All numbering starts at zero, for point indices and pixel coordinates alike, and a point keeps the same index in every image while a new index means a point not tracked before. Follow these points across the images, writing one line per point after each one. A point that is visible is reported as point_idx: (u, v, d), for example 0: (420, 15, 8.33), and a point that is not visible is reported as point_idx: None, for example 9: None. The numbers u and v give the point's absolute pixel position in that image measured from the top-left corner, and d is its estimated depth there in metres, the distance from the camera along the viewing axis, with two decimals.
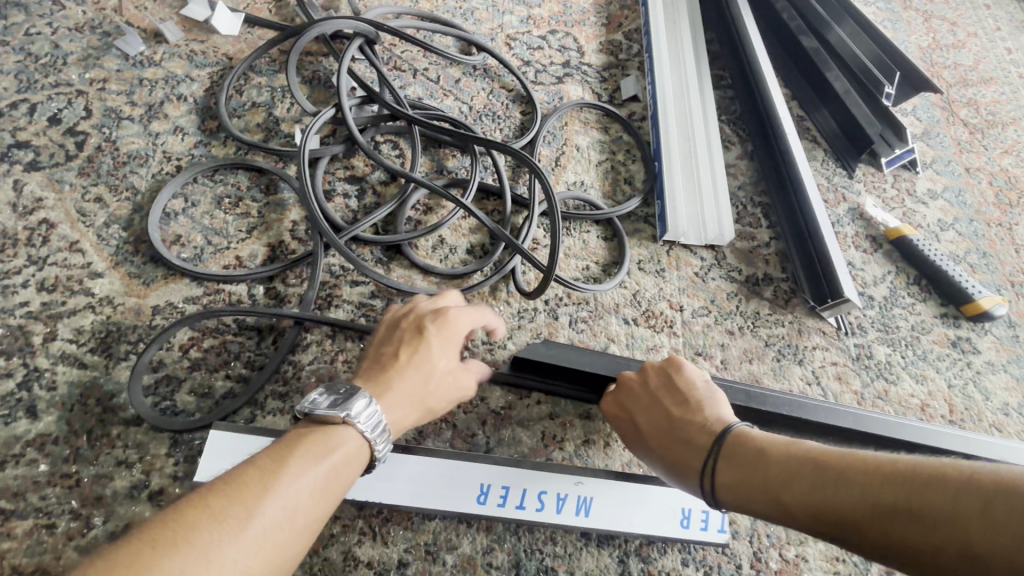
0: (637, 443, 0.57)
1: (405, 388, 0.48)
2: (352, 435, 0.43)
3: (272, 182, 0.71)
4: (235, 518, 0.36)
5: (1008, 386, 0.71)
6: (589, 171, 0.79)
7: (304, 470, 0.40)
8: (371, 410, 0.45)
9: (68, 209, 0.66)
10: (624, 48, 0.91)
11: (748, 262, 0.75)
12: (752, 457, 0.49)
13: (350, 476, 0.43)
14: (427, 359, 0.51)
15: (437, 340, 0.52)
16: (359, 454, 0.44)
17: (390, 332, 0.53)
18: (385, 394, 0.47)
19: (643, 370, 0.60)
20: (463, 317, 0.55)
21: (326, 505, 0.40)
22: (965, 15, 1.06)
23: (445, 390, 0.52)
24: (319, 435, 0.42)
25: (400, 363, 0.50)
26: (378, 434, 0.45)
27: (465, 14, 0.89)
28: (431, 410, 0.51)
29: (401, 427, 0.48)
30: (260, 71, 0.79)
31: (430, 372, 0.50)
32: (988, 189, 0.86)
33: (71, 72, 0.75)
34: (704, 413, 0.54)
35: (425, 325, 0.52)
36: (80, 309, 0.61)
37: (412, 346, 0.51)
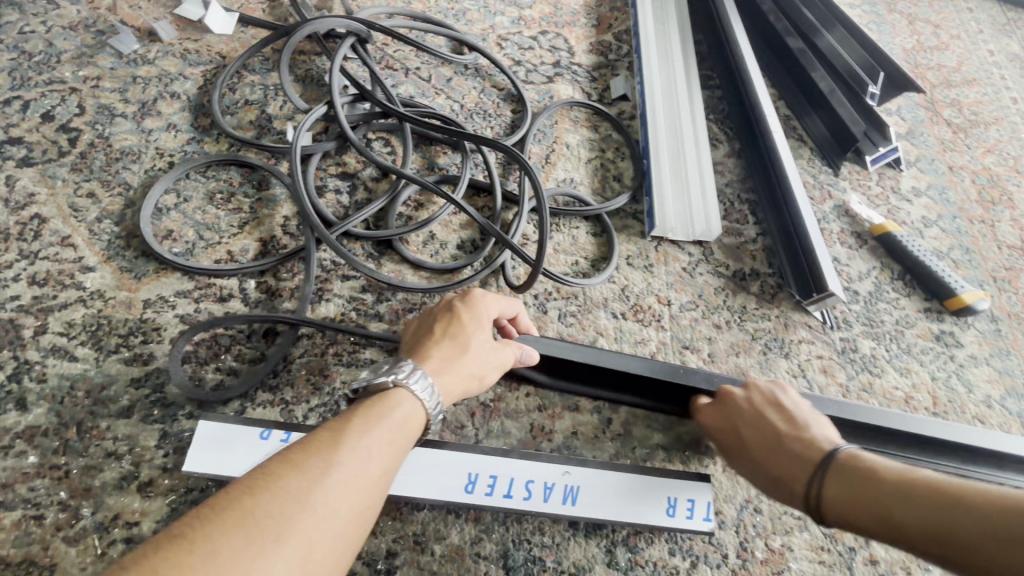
0: (740, 458, 0.57)
1: (445, 357, 0.50)
2: (406, 396, 0.45)
3: (264, 178, 0.72)
4: (316, 466, 0.37)
5: (990, 379, 0.72)
6: (578, 169, 0.80)
7: (369, 427, 0.41)
8: (419, 376, 0.46)
9: (60, 204, 0.67)
10: (614, 48, 0.92)
11: (734, 257, 0.76)
12: (864, 478, 0.47)
13: (413, 434, 0.44)
14: (463, 330, 0.52)
15: (470, 313, 0.54)
16: (415, 417, 0.45)
17: (426, 315, 0.55)
18: (428, 362, 0.49)
19: (747, 386, 0.60)
20: (491, 295, 0.57)
21: (396, 459, 0.41)
22: (948, 18, 1.08)
23: (487, 357, 0.52)
24: (376, 399, 0.44)
25: (437, 336, 0.52)
26: (430, 395, 0.46)
27: (457, 14, 0.90)
28: (476, 378, 0.51)
29: (451, 393, 0.48)
30: (253, 69, 0.80)
31: (467, 342, 0.51)
32: (971, 187, 0.87)
33: (65, 69, 0.76)
34: (812, 432, 0.54)
35: (455, 302, 0.55)
36: (71, 303, 0.61)
37: (447, 322, 0.53)
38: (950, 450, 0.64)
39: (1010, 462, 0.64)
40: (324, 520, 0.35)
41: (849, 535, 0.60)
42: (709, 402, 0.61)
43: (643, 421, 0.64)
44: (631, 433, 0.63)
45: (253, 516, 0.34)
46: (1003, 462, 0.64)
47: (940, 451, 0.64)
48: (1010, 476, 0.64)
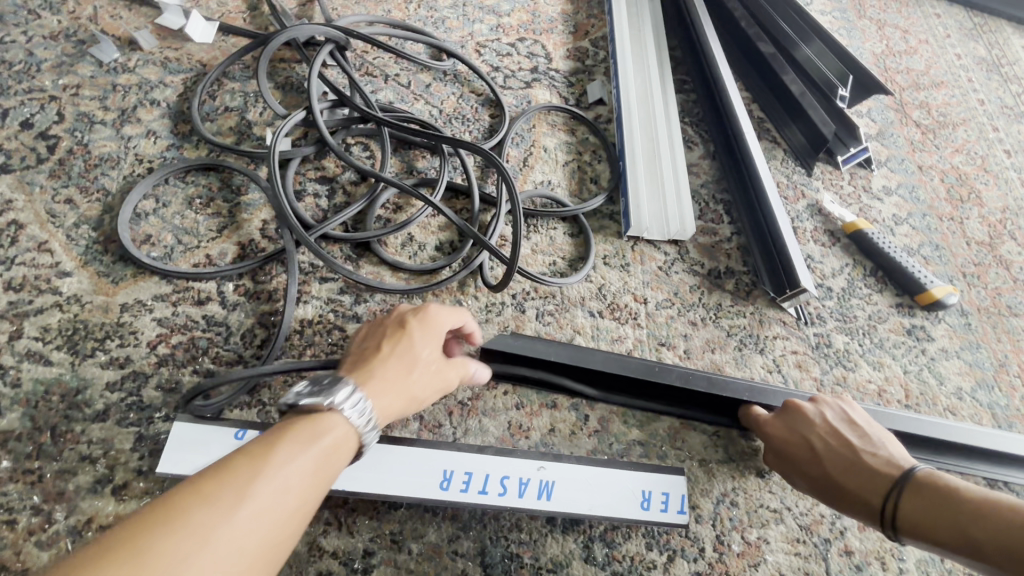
0: (810, 472, 0.57)
1: (389, 377, 0.47)
2: (339, 422, 0.42)
3: (243, 184, 0.73)
4: (226, 500, 0.35)
5: (961, 372, 0.73)
6: (556, 171, 0.81)
7: (293, 454, 0.38)
8: (357, 399, 0.44)
9: (38, 210, 0.67)
10: (591, 54, 0.94)
11: (710, 256, 0.77)
12: (945, 498, 0.48)
13: (340, 461, 0.42)
14: (412, 349, 0.50)
15: (421, 331, 0.52)
16: (347, 444, 0.42)
17: (373, 328, 0.53)
18: (368, 380, 0.46)
19: (817, 403, 0.61)
20: (447, 312, 0.55)
21: (320, 489, 0.39)
22: (916, 23, 1.11)
23: (432, 380, 0.50)
24: (306, 424, 0.41)
25: (382, 353, 0.49)
26: (366, 422, 0.44)
27: (436, 23, 0.92)
28: (415, 401, 0.49)
29: (389, 416, 0.46)
30: (233, 77, 0.81)
31: (414, 362, 0.49)
32: (940, 185, 0.90)
33: (44, 78, 0.77)
34: (887, 451, 0.55)
35: (408, 318, 0.52)
36: (47, 307, 0.61)
37: (395, 338, 0.51)
38: (923, 442, 0.65)
39: (977, 453, 0.66)
40: (226, 562, 0.33)
41: (824, 526, 0.61)
42: (773, 414, 0.61)
43: (620, 417, 0.64)
44: (608, 429, 0.63)
45: (146, 556, 0.31)
46: (971, 453, 0.66)
47: (911, 442, 0.65)
48: (974, 465, 0.66)
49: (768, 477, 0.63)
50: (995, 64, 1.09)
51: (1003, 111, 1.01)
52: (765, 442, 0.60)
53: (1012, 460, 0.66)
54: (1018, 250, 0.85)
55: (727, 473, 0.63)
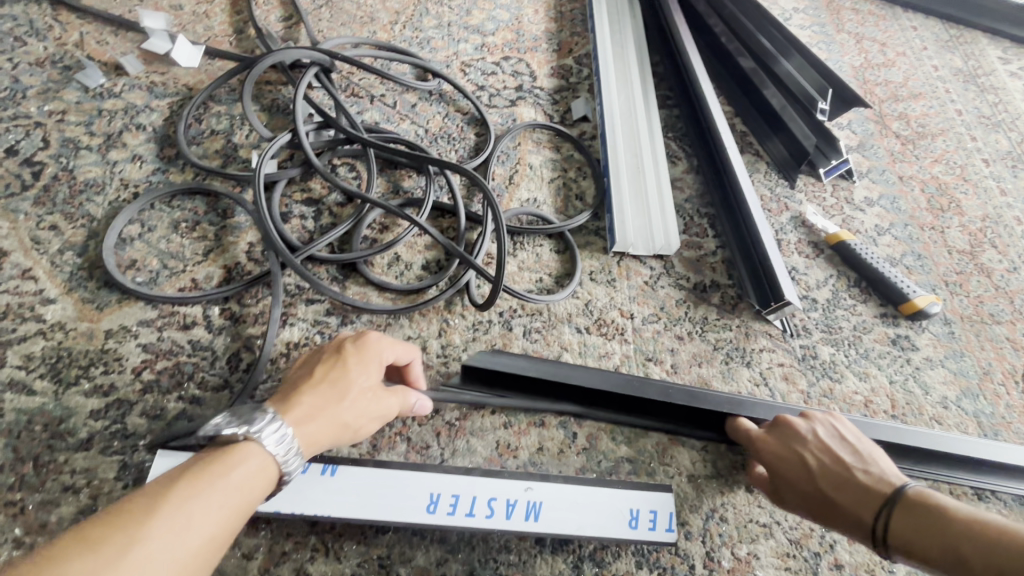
0: (803, 489, 0.56)
1: (317, 404, 0.47)
2: (256, 453, 0.42)
3: (229, 207, 0.73)
4: (115, 545, 0.35)
5: (946, 381, 0.74)
6: (541, 189, 0.82)
7: (196, 491, 0.38)
8: (277, 426, 0.44)
9: (22, 237, 0.67)
10: (575, 72, 0.96)
11: (695, 270, 0.78)
12: (934, 516, 0.48)
13: (256, 493, 0.42)
14: (345, 375, 0.50)
15: (357, 358, 0.52)
16: (265, 473, 0.43)
17: (311, 356, 0.53)
18: (293, 407, 0.46)
19: (809, 419, 0.61)
20: (386, 340, 0.55)
21: (227, 526, 0.39)
22: (893, 37, 1.14)
23: (365, 407, 0.50)
24: (221, 454, 0.42)
25: (314, 380, 0.49)
26: (286, 449, 0.43)
27: (421, 43, 0.93)
28: (347, 428, 0.49)
29: (315, 444, 0.46)
30: (219, 100, 0.82)
31: (347, 388, 0.49)
32: (921, 195, 0.91)
33: (30, 105, 0.77)
34: (879, 468, 0.55)
35: (345, 345, 0.53)
36: (30, 335, 0.61)
37: (329, 365, 0.51)
38: (907, 452, 0.66)
39: (961, 462, 0.66)
40: None
41: (814, 540, 0.61)
42: (768, 432, 0.61)
43: (608, 434, 0.64)
44: (596, 446, 0.63)
45: None
46: (955, 462, 0.66)
47: (898, 453, 0.65)
48: (960, 473, 0.66)
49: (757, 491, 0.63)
50: (972, 75, 1.11)
51: (980, 121, 1.03)
52: (758, 459, 0.60)
53: (998, 468, 0.67)
54: (999, 259, 0.86)
55: (716, 488, 0.63)
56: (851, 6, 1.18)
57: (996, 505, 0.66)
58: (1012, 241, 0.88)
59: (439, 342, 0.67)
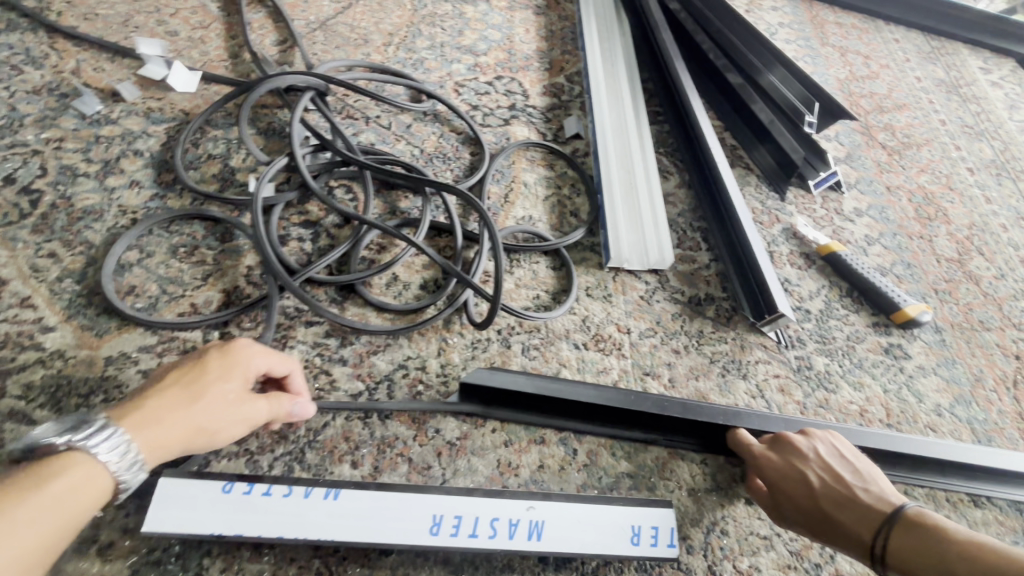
0: (804, 507, 0.57)
1: (162, 410, 0.48)
2: (82, 462, 0.43)
3: (227, 231, 0.73)
4: None
5: (939, 388, 0.75)
6: (537, 207, 0.83)
7: (7, 507, 0.39)
8: (110, 434, 0.44)
9: (21, 265, 0.67)
10: (567, 90, 0.97)
11: (689, 283, 0.79)
12: (932, 538, 0.50)
13: (84, 505, 0.43)
14: (200, 379, 0.50)
15: (217, 363, 0.52)
16: (94, 482, 0.44)
17: (176, 361, 0.53)
18: (134, 414, 0.47)
19: (809, 436, 0.62)
20: (256, 345, 0.54)
21: (49, 537, 0.40)
22: (876, 49, 1.17)
23: (220, 412, 0.50)
24: (42, 465, 0.42)
25: (167, 385, 0.49)
26: (117, 458, 0.44)
27: (415, 64, 0.94)
28: (201, 433, 0.49)
29: (157, 451, 0.46)
30: (216, 124, 0.83)
31: (199, 393, 0.49)
32: (908, 205, 0.93)
33: (27, 133, 0.77)
34: (877, 488, 0.57)
35: (207, 350, 0.52)
36: (30, 364, 0.61)
37: (188, 370, 0.51)
38: (900, 459, 0.66)
39: (953, 468, 0.67)
40: None
41: (814, 551, 0.61)
42: (768, 448, 0.61)
43: (608, 450, 0.65)
44: (597, 463, 0.64)
45: None
46: (949, 469, 0.67)
47: (895, 462, 0.66)
48: (953, 479, 0.67)
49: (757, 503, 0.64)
50: (954, 85, 1.14)
51: (964, 130, 1.06)
52: (758, 474, 0.60)
53: (992, 474, 0.68)
54: (986, 266, 0.88)
55: (716, 501, 0.63)
56: (835, 20, 1.21)
57: (993, 510, 0.67)
58: (998, 249, 0.90)
59: (438, 361, 0.68)
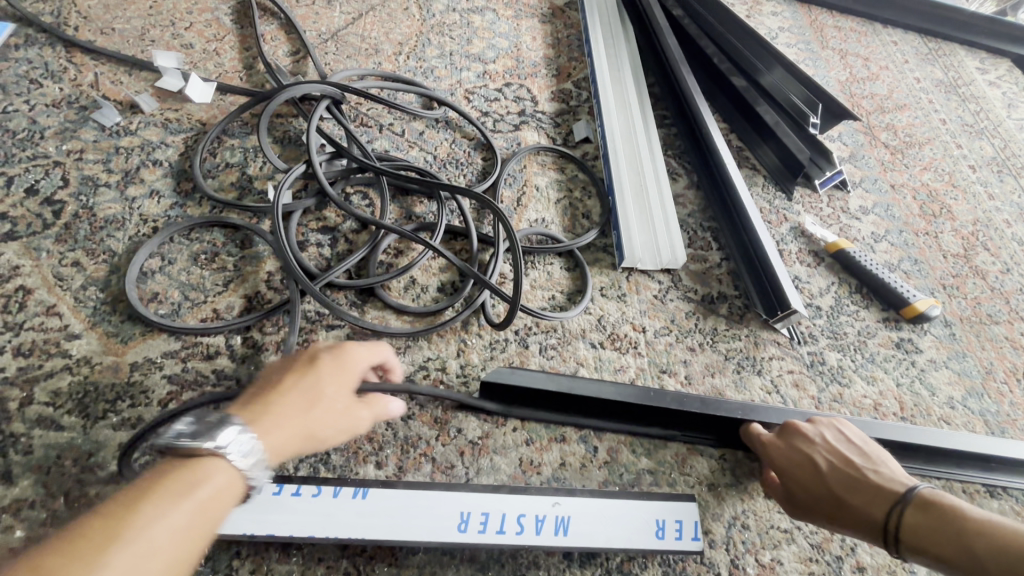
0: (817, 491, 0.57)
1: (285, 413, 0.46)
2: (223, 466, 0.41)
3: (247, 238, 0.75)
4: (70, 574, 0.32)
5: (950, 382, 0.76)
6: (549, 210, 0.84)
7: (163, 511, 0.36)
8: (245, 437, 0.42)
9: (45, 274, 0.68)
10: (574, 95, 0.99)
11: (701, 282, 0.80)
12: (946, 515, 0.50)
13: (222, 511, 0.40)
14: (319, 384, 0.49)
15: (332, 368, 0.50)
16: (232, 487, 0.41)
17: (283, 361, 0.51)
18: (261, 416, 0.45)
19: (814, 423, 0.63)
20: (363, 349, 0.54)
21: (194, 545, 0.37)
22: (875, 51, 1.19)
23: (336, 418, 0.49)
24: (183, 470, 0.40)
25: (285, 389, 0.48)
26: (253, 462, 0.42)
27: (425, 72, 0.96)
28: (315, 440, 0.48)
29: (281, 455, 0.44)
30: (233, 134, 0.84)
31: (318, 398, 0.48)
32: (913, 203, 0.94)
33: (48, 145, 0.79)
34: (886, 469, 0.57)
35: (321, 354, 0.51)
36: (57, 371, 0.62)
37: (301, 373, 0.49)
38: (914, 451, 0.67)
39: (967, 458, 0.68)
40: None
41: (835, 544, 0.62)
42: (774, 437, 0.62)
43: (628, 447, 0.66)
44: (617, 459, 0.65)
45: None
46: (963, 460, 0.68)
47: (911, 453, 0.67)
48: (968, 469, 0.68)
49: None
50: (952, 85, 1.16)
51: (964, 129, 1.08)
52: (769, 462, 0.61)
53: (1006, 464, 0.69)
54: (992, 261, 0.89)
55: (736, 496, 0.64)
56: (833, 24, 1.23)
57: (1009, 501, 0.67)
58: (1003, 244, 0.91)
59: (458, 362, 0.69)
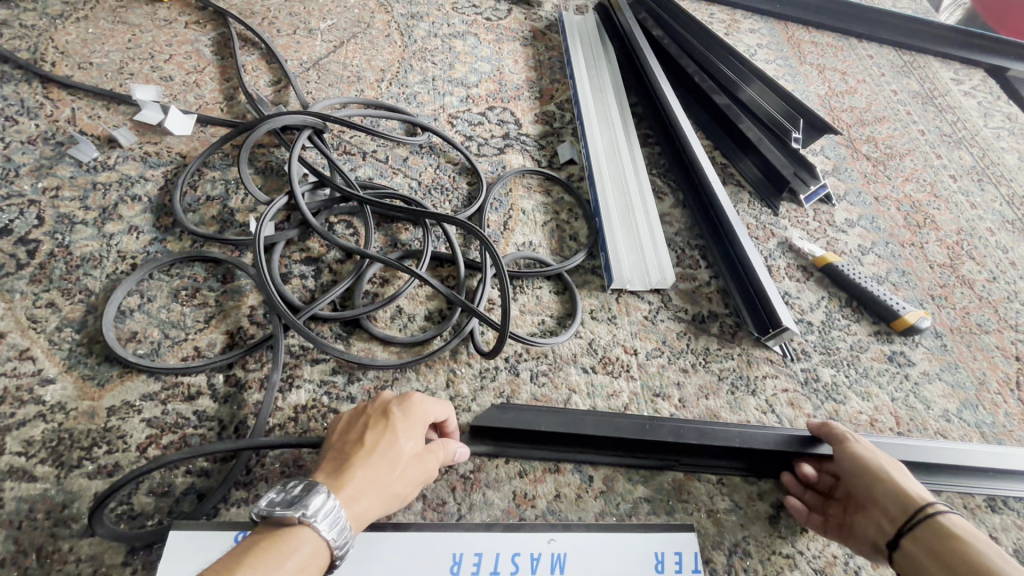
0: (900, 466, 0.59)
1: (368, 477, 0.47)
2: (310, 536, 0.42)
3: (229, 271, 0.73)
4: None
5: (945, 394, 0.76)
6: (536, 232, 0.84)
7: None
8: (331, 505, 0.43)
9: (19, 317, 0.66)
10: (558, 117, 1.00)
11: (691, 301, 0.80)
12: None
13: None
14: (394, 443, 0.49)
15: (404, 423, 0.51)
16: (320, 555, 0.42)
17: (356, 417, 0.52)
18: (347, 483, 0.46)
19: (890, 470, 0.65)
20: (428, 400, 0.54)
21: None
22: (852, 65, 1.21)
23: (411, 475, 0.50)
24: (273, 541, 0.41)
25: (365, 449, 0.48)
26: (338, 532, 0.43)
27: (408, 98, 0.96)
28: (397, 497, 0.48)
29: (365, 519, 0.45)
30: (213, 166, 0.83)
31: (396, 457, 0.49)
32: (897, 214, 0.95)
33: (23, 183, 0.77)
34: None
35: (391, 409, 0.52)
36: (30, 419, 0.60)
37: (378, 431, 0.50)
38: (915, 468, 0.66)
39: (967, 473, 0.67)
40: None
41: (839, 567, 0.60)
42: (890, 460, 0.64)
43: (624, 474, 0.64)
44: (614, 489, 0.63)
45: None
46: (962, 475, 0.67)
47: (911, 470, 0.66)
48: (971, 483, 0.67)
49: (777, 522, 0.63)
50: (929, 96, 1.18)
51: (943, 139, 1.09)
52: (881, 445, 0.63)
53: (1004, 475, 0.68)
54: (978, 269, 0.89)
55: (736, 522, 0.63)
56: (810, 39, 1.26)
57: (1010, 515, 0.66)
58: (987, 252, 0.92)
59: (447, 393, 0.67)
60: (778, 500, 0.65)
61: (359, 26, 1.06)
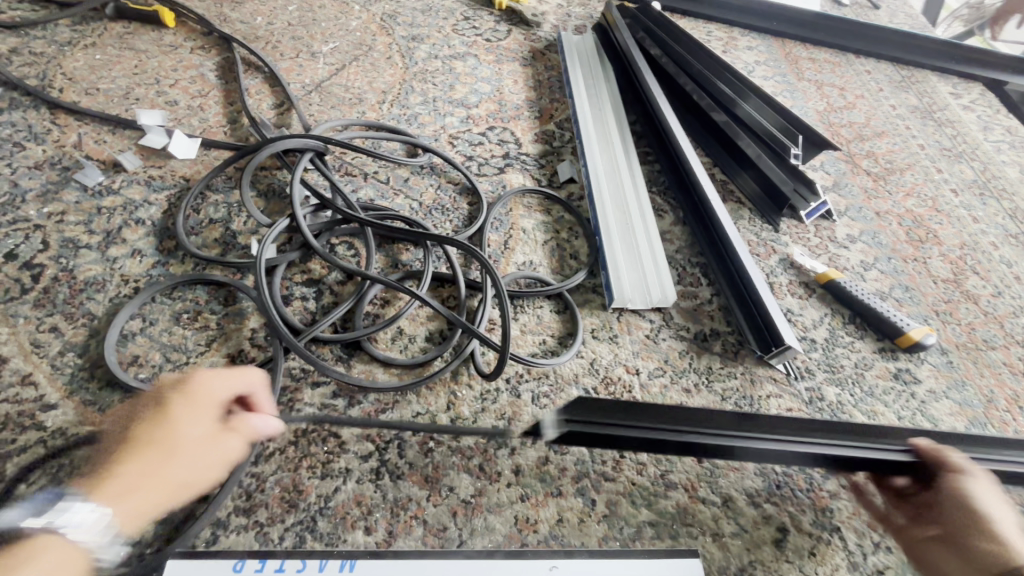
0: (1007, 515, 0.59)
1: (131, 474, 0.53)
2: (47, 542, 0.49)
3: (230, 294, 0.74)
4: None
5: (953, 412, 0.74)
6: (536, 251, 0.84)
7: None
8: (69, 509, 0.50)
9: (22, 342, 0.66)
10: (557, 136, 1.00)
11: (693, 319, 0.80)
12: None
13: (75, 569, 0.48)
14: (161, 437, 0.54)
15: (177, 414, 0.56)
16: (76, 562, 0.49)
17: (135, 411, 0.58)
18: (113, 482, 0.52)
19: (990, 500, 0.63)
20: (219, 381, 0.58)
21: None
22: (850, 81, 1.22)
23: (197, 463, 0.55)
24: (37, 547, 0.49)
25: (132, 446, 0.54)
26: (79, 532, 0.49)
27: (409, 119, 0.97)
28: (192, 482, 0.55)
29: (147, 508, 0.52)
30: (216, 188, 0.84)
31: (168, 450, 0.54)
32: (899, 229, 0.95)
33: (29, 208, 0.78)
34: None
35: (164, 401, 0.57)
36: (30, 445, 0.59)
37: (146, 427, 0.55)
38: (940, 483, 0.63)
39: None
40: None
41: None
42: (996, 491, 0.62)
43: (627, 498, 0.63)
44: (617, 512, 0.62)
45: None
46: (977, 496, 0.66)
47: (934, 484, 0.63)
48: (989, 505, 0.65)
49: (785, 545, 0.62)
50: (928, 111, 1.18)
51: (943, 153, 1.09)
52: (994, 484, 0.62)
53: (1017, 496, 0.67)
54: (982, 284, 0.89)
55: (741, 546, 0.61)
56: (807, 56, 1.26)
57: None
58: (992, 266, 0.91)
59: (448, 416, 0.67)
60: (784, 523, 0.64)
61: (361, 48, 1.08)
